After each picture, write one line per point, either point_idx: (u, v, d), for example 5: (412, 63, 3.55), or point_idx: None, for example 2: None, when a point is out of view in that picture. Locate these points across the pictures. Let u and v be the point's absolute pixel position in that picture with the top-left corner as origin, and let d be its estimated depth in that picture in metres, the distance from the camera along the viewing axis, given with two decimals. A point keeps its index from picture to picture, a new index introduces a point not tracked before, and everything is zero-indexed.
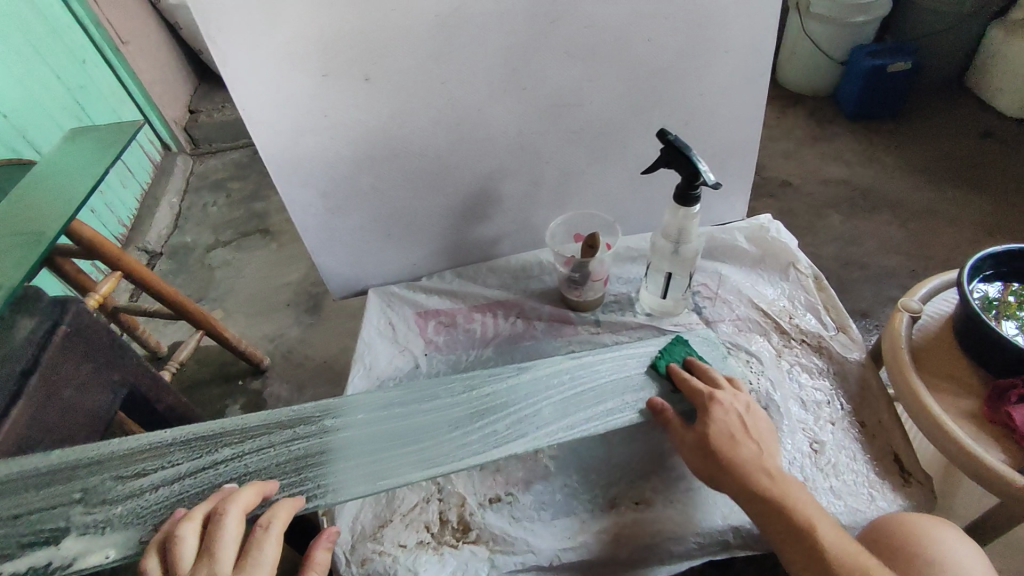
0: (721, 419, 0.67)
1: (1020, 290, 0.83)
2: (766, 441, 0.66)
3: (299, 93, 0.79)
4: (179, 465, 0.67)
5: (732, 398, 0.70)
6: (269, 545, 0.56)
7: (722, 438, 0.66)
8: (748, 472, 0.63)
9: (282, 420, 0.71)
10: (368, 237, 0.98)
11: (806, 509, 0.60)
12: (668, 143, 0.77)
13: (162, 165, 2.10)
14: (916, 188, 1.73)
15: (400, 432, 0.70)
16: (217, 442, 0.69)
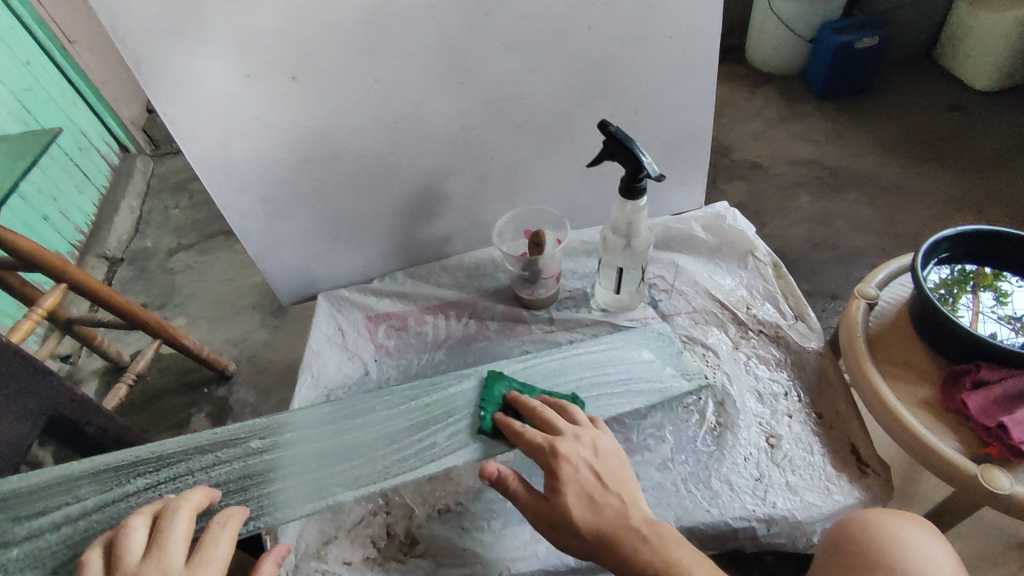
0: (571, 481, 0.61)
1: (964, 275, 0.82)
2: (624, 489, 0.61)
3: (222, 95, 0.73)
4: (86, 500, 0.64)
5: (576, 445, 0.63)
6: (225, 542, 0.56)
7: (580, 505, 0.59)
8: (618, 542, 0.57)
9: (203, 444, 0.68)
10: (314, 242, 0.93)
11: (691, 566, 0.55)
12: (609, 135, 0.73)
13: (121, 168, 1.99)
14: (886, 165, 1.71)
15: (328, 451, 0.69)
16: (131, 471, 0.66)
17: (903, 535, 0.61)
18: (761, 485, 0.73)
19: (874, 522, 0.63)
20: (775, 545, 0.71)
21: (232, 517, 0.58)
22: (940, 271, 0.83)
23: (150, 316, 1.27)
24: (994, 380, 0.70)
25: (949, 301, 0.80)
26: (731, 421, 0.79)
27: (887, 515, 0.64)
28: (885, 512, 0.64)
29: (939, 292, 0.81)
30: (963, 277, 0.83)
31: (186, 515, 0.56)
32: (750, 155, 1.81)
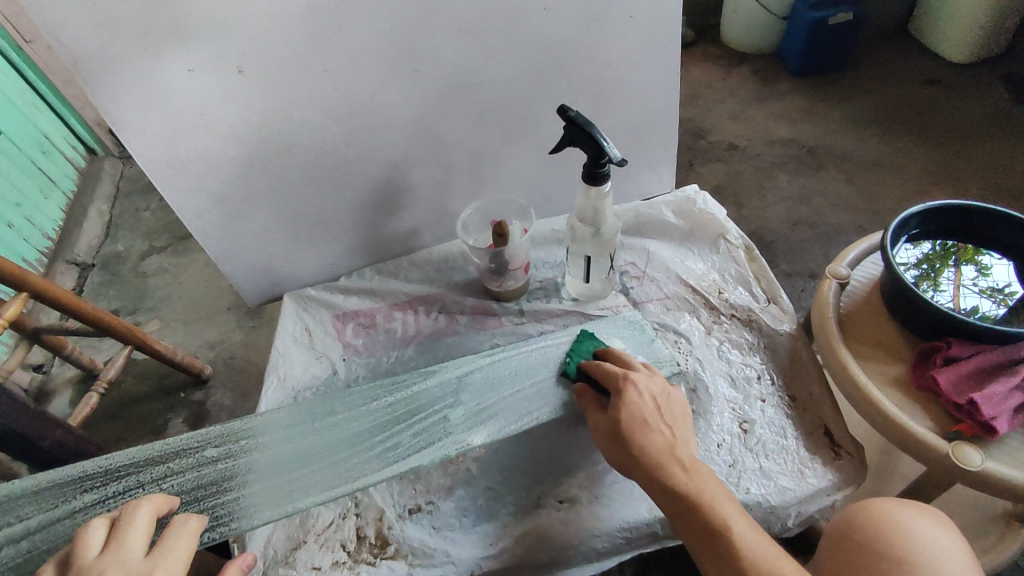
0: (636, 403, 0.63)
1: (938, 249, 0.82)
2: (680, 428, 0.62)
3: (164, 90, 0.70)
4: (29, 520, 0.61)
5: (648, 380, 0.66)
6: (185, 536, 0.55)
7: (632, 425, 0.61)
8: (660, 463, 0.59)
9: (153, 456, 0.66)
10: (275, 241, 0.91)
11: (721, 503, 0.56)
12: (568, 119, 0.72)
13: (88, 171, 1.93)
14: (863, 141, 1.70)
15: (288, 455, 0.67)
16: (75, 488, 0.63)
17: (913, 527, 0.62)
18: (735, 471, 0.72)
19: (884, 514, 0.63)
20: (750, 530, 0.70)
21: (193, 522, 0.57)
22: (915, 248, 0.82)
23: (120, 322, 1.24)
24: (963, 356, 0.70)
25: (932, 277, 0.80)
26: (703, 408, 0.78)
27: (898, 506, 0.64)
28: (898, 503, 0.65)
29: (921, 268, 0.80)
30: (945, 252, 0.82)
31: (147, 514, 0.55)
32: (729, 135, 1.78)
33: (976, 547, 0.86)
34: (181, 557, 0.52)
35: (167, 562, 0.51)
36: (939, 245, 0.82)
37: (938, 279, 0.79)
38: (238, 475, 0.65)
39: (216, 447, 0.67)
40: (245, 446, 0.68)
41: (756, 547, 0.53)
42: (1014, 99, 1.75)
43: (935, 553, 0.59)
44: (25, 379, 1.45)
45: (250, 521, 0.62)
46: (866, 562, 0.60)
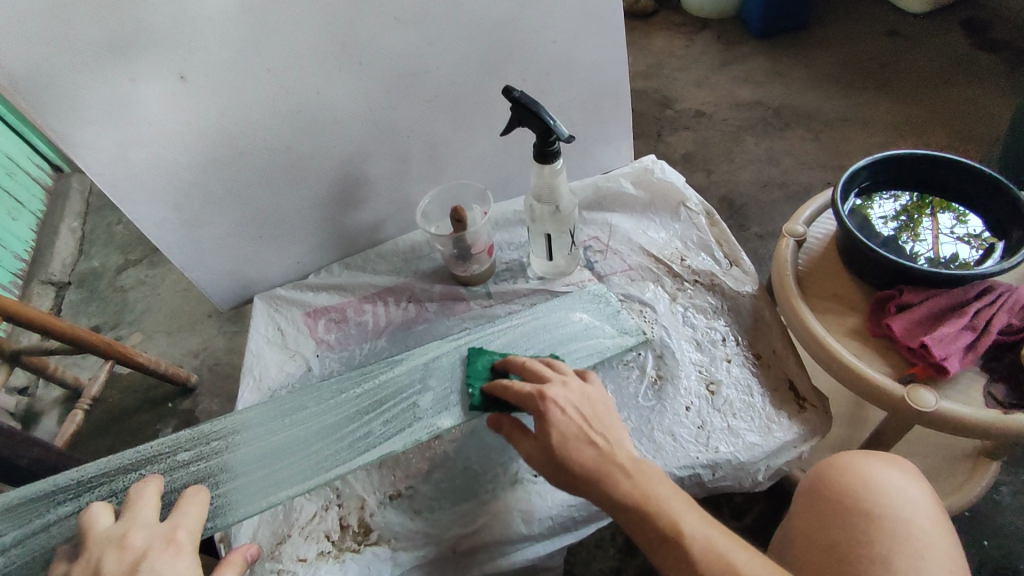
0: (562, 423, 0.60)
1: (906, 200, 0.83)
2: (610, 432, 0.60)
3: (106, 103, 0.69)
4: (4, 537, 0.61)
5: (564, 390, 0.63)
6: (193, 503, 0.60)
7: (565, 444, 0.59)
8: (602, 480, 0.57)
9: (124, 464, 0.67)
10: (238, 244, 0.91)
11: (669, 503, 0.55)
12: (514, 100, 0.72)
13: (55, 189, 1.90)
14: (827, 98, 1.70)
15: (263, 453, 0.69)
16: (50, 501, 0.63)
17: (878, 476, 0.62)
18: (704, 432, 0.74)
19: (848, 467, 0.64)
20: (721, 487, 0.72)
21: (199, 488, 0.62)
22: (884, 204, 0.83)
23: (98, 338, 1.24)
24: (916, 302, 0.72)
25: (911, 228, 0.80)
26: (671, 373, 0.80)
27: (863, 458, 0.65)
28: (865, 456, 0.65)
29: (900, 220, 0.82)
30: (920, 203, 0.83)
31: (157, 489, 0.60)
32: (696, 102, 1.78)
33: (946, 486, 0.89)
34: (195, 520, 0.58)
35: (183, 525, 0.57)
36: (906, 195, 0.84)
37: (921, 231, 0.80)
38: (216, 474, 0.67)
39: (188, 451, 0.68)
40: (218, 446, 0.69)
41: (708, 537, 0.53)
42: (973, 45, 1.76)
43: (901, 499, 0.60)
44: (10, 403, 1.44)
45: (230, 528, 0.63)
46: (835, 517, 0.61)
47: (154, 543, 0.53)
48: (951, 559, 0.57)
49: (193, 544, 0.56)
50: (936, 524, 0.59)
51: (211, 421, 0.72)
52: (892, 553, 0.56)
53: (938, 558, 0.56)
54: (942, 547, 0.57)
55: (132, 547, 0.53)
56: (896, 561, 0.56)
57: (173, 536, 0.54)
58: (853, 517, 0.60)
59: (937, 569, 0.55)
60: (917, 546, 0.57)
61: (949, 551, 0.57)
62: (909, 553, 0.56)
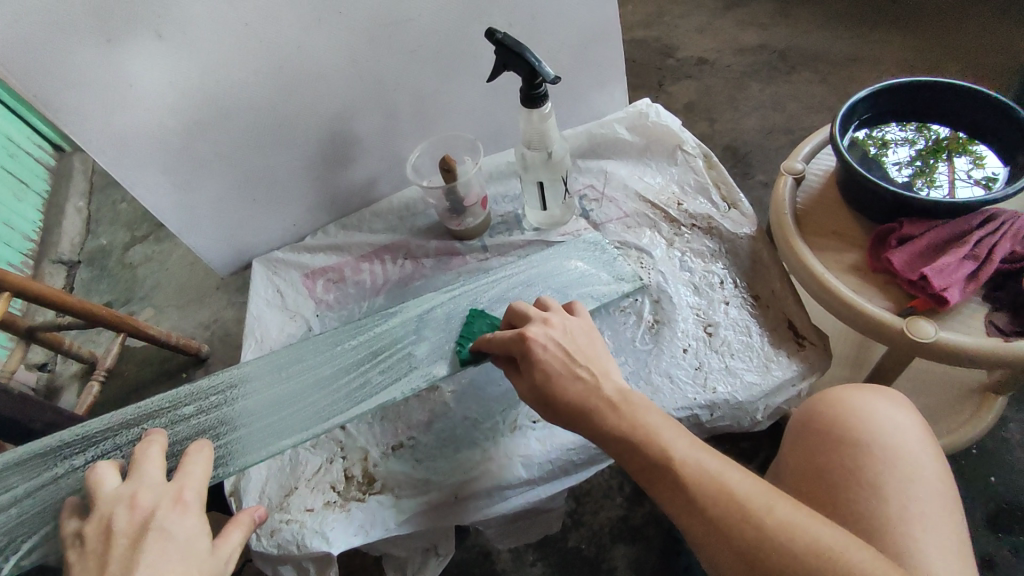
0: (548, 359, 0.61)
1: (916, 140, 0.80)
2: (595, 365, 0.61)
3: (87, 67, 0.68)
4: (15, 489, 0.63)
5: (545, 329, 0.64)
6: (198, 463, 0.60)
7: (551, 381, 0.60)
8: (588, 413, 0.58)
9: (127, 420, 0.68)
10: (232, 208, 0.91)
11: (657, 433, 0.55)
12: (497, 43, 0.71)
13: (58, 170, 1.92)
14: (835, 38, 1.63)
15: (267, 404, 0.70)
16: (58, 455, 0.65)
17: (870, 409, 0.62)
18: (701, 373, 0.74)
19: (838, 401, 0.63)
20: (720, 427, 0.72)
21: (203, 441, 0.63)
22: (901, 150, 0.80)
23: (109, 312, 1.26)
24: (917, 234, 0.70)
25: (926, 173, 0.78)
26: (668, 316, 0.79)
27: (851, 391, 0.64)
28: (854, 391, 0.64)
29: (915, 165, 0.78)
30: (936, 146, 0.79)
31: (160, 448, 0.60)
32: (697, 49, 1.72)
33: (948, 424, 0.88)
34: (202, 476, 0.58)
35: (191, 482, 0.57)
36: (914, 133, 0.81)
37: (935, 179, 0.77)
38: (217, 426, 0.68)
39: (189, 404, 0.70)
40: (218, 400, 0.70)
41: (701, 460, 0.53)
42: None
43: (892, 430, 0.60)
44: (31, 379, 1.48)
45: (240, 462, 0.66)
46: (824, 452, 0.60)
47: (163, 502, 0.53)
48: (941, 483, 0.57)
49: (201, 501, 0.56)
50: (928, 452, 0.59)
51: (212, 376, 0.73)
52: (883, 484, 0.56)
53: (929, 484, 0.57)
54: (932, 473, 0.58)
55: (140, 506, 0.53)
56: (886, 488, 0.56)
57: (181, 495, 0.55)
58: (842, 451, 0.59)
59: (927, 495, 0.56)
60: (909, 474, 0.57)
61: (939, 476, 0.58)
62: (900, 482, 0.56)
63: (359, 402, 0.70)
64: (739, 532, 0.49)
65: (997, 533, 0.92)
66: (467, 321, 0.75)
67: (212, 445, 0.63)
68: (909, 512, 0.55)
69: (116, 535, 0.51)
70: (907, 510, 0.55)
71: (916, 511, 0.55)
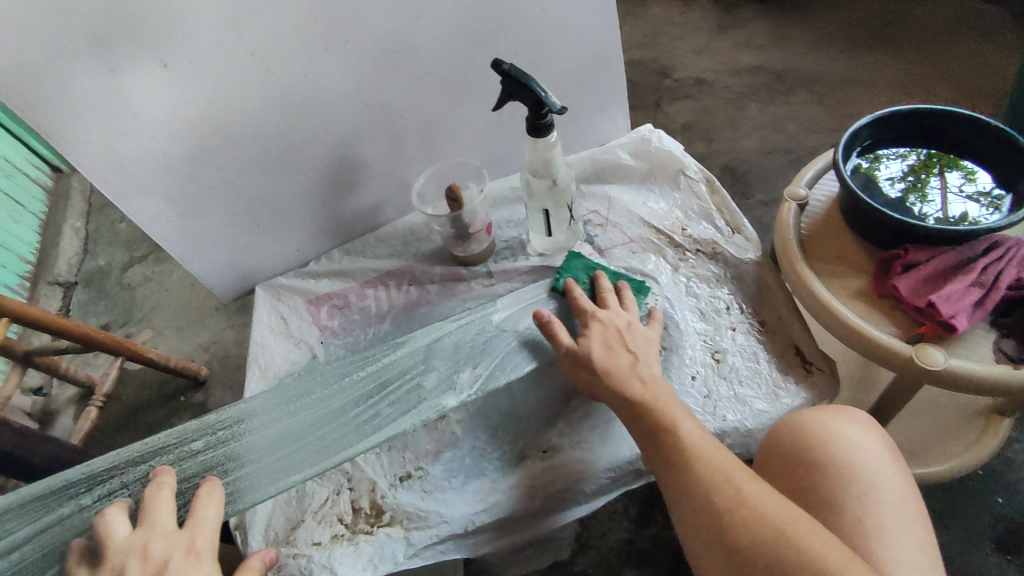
0: (598, 333, 0.69)
1: (907, 156, 0.81)
2: (644, 354, 0.68)
3: (91, 96, 0.69)
4: (19, 532, 0.62)
5: (614, 316, 0.72)
6: (210, 506, 0.59)
7: (602, 349, 0.68)
8: (621, 380, 0.65)
9: (133, 457, 0.67)
10: (236, 234, 0.91)
11: (675, 411, 0.62)
12: (504, 73, 0.71)
13: (56, 190, 1.91)
14: (831, 60, 1.66)
15: (286, 433, 0.70)
16: (62, 496, 0.64)
17: (827, 425, 0.61)
18: (710, 401, 0.74)
19: (797, 422, 0.63)
20: (731, 456, 0.72)
21: (213, 479, 0.63)
22: (894, 165, 0.81)
23: (108, 336, 1.25)
24: (922, 260, 0.70)
25: (918, 189, 0.79)
26: (676, 343, 0.79)
27: (810, 411, 0.63)
28: (811, 409, 0.64)
29: (907, 180, 0.80)
30: (927, 162, 0.81)
31: (169, 491, 0.60)
32: (695, 70, 1.74)
33: (951, 449, 0.87)
34: (214, 520, 0.58)
35: (203, 527, 0.57)
36: (906, 151, 0.82)
37: (928, 195, 0.78)
38: (224, 462, 0.67)
39: (201, 439, 0.69)
40: (225, 436, 0.69)
41: (701, 441, 0.59)
42: None
43: (844, 446, 0.59)
44: (27, 404, 1.47)
45: (252, 496, 0.66)
46: (788, 471, 0.60)
47: (175, 552, 0.53)
48: (899, 494, 0.58)
49: (213, 548, 0.56)
50: (887, 466, 0.59)
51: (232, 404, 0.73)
52: (839, 499, 0.57)
53: (885, 497, 0.57)
54: (889, 484, 0.58)
55: (153, 555, 0.53)
56: (844, 505, 0.56)
57: (193, 544, 0.55)
58: (801, 471, 0.59)
59: (885, 508, 0.56)
60: (863, 488, 0.57)
61: (899, 489, 0.58)
62: (857, 497, 0.57)
63: (385, 426, 0.70)
64: (714, 494, 0.55)
65: (1005, 555, 0.91)
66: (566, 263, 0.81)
67: (222, 485, 0.62)
68: (866, 527, 0.55)
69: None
70: (864, 524, 0.55)
71: (874, 524, 0.55)
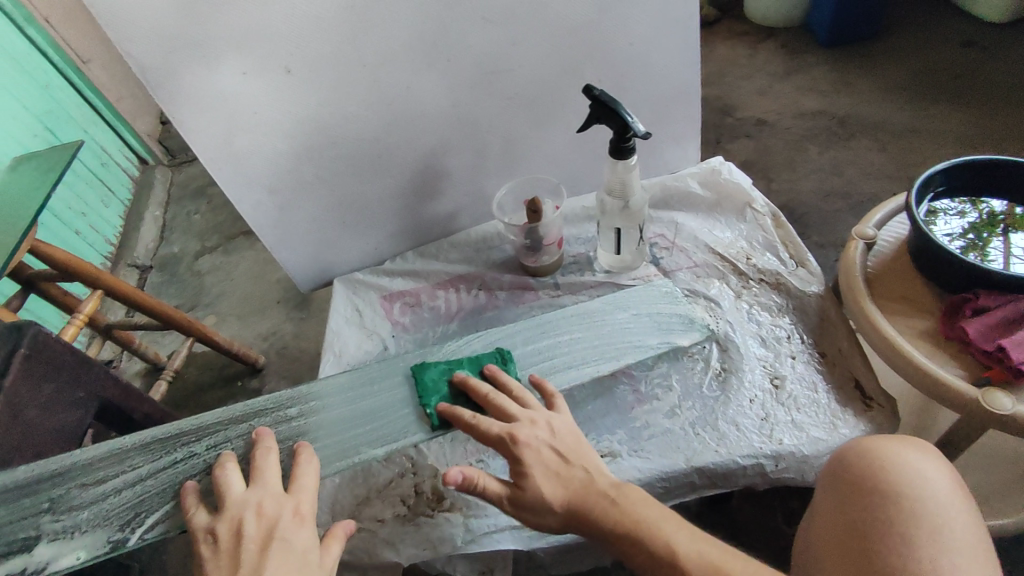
0: (536, 464, 0.63)
1: (967, 214, 0.82)
2: (586, 461, 0.65)
3: (222, 94, 0.77)
4: (140, 469, 0.68)
5: (532, 429, 0.66)
6: (309, 475, 0.64)
7: (547, 482, 0.62)
8: (588, 509, 0.61)
9: (237, 416, 0.73)
10: (325, 228, 0.98)
11: (653, 523, 0.59)
12: (594, 98, 0.77)
13: (141, 180, 2.05)
14: (897, 109, 1.67)
15: (362, 413, 0.74)
16: (176, 442, 0.70)
17: (897, 455, 0.62)
18: (767, 424, 0.76)
19: (868, 448, 0.63)
20: (785, 479, 0.73)
21: (307, 446, 0.68)
22: (957, 221, 0.82)
23: (187, 318, 1.35)
24: (993, 307, 0.72)
25: (980, 247, 0.79)
26: (736, 366, 0.81)
27: (881, 439, 0.64)
28: (881, 438, 0.65)
29: (967, 238, 0.80)
30: (991, 221, 0.81)
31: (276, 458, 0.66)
32: (758, 111, 1.78)
33: (1012, 503, 0.86)
34: (314, 489, 0.63)
35: (305, 494, 0.62)
36: (967, 208, 0.83)
37: (990, 254, 0.79)
38: (312, 431, 0.72)
39: (294, 406, 0.74)
40: (313, 407, 0.74)
41: (700, 552, 0.57)
42: None
43: (916, 476, 0.60)
44: None
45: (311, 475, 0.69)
46: (854, 500, 0.61)
47: (285, 514, 0.59)
48: (972, 536, 0.57)
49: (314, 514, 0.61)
50: (958, 503, 0.59)
51: (320, 380, 0.78)
52: (911, 532, 0.57)
53: (959, 534, 0.57)
54: (961, 522, 0.58)
55: (266, 514, 0.59)
56: (915, 537, 0.56)
57: (299, 509, 0.60)
58: (871, 499, 0.60)
59: (957, 545, 0.56)
60: (937, 523, 0.57)
61: (971, 529, 0.58)
62: (928, 532, 0.57)
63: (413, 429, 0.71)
64: None
65: None
66: (501, 360, 0.77)
67: (319, 454, 0.67)
68: (939, 562, 0.55)
69: (246, 539, 0.56)
70: (938, 562, 0.55)
71: (947, 564, 0.55)
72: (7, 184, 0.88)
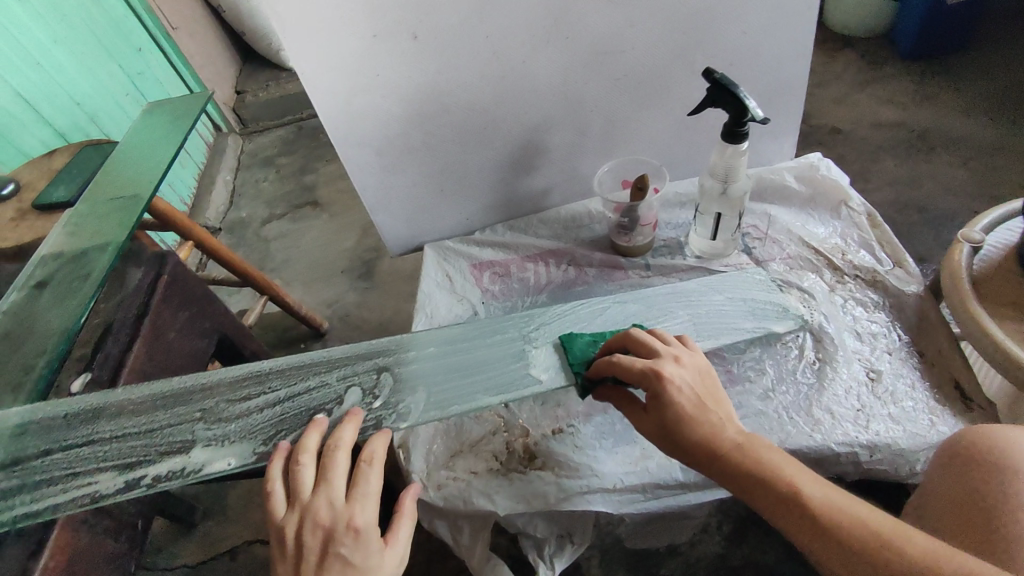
0: (681, 402, 0.60)
1: None
2: (723, 408, 0.61)
3: (349, 55, 0.80)
4: (278, 390, 0.71)
5: (678, 369, 0.63)
6: (371, 481, 0.59)
7: (684, 421, 0.60)
8: (720, 453, 0.58)
9: (360, 353, 0.76)
10: (423, 195, 1.01)
11: (787, 474, 0.56)
12: (714, 81, 0.77)
13: (216, 145, 2.13)
14: (981, 125, 1.63)
15: (474, 363, 0.76)
16: (310, 370, 0.73)
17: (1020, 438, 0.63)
18: (863, 414, 0.76)
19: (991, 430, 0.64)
20: (877, 471, 0.74)
21: (376, 441, 0.62)
22: None
23: (264, 278, 1.39)
24: None
25: None
26: (830, 356, 0.82)
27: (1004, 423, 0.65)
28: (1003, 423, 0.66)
29: None
30: None
31: (345, 453, 0.61)
32: (832, 119, 1.76)
33: None
34: (375, 497, 0.59)
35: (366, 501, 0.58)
36: None
37: None
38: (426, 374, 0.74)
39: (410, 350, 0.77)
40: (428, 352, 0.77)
41: (831, 502, 0.53)
42: None
43: None
44: None
45: (413, 418, 0.70)
46: (972, 474, 0.62)
47: (339, 528, 0.56)
48: None
49: (375, 522, 0.58)
50: None
51: (428, 331, 0.81)
52: None
53: None
54: None
55: (323, 526, 0.56)
56: None
57: (353, 522, 0.56)
58: (996, 474, 0.61)
59: None
60: None
61: None
62: None
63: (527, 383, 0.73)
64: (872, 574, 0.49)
65: None
66: (565, 346, 0.76)
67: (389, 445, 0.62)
68: None
69: (306, 552, 0.55)
70: None
71: None
72: (134, 132, 0.88)
